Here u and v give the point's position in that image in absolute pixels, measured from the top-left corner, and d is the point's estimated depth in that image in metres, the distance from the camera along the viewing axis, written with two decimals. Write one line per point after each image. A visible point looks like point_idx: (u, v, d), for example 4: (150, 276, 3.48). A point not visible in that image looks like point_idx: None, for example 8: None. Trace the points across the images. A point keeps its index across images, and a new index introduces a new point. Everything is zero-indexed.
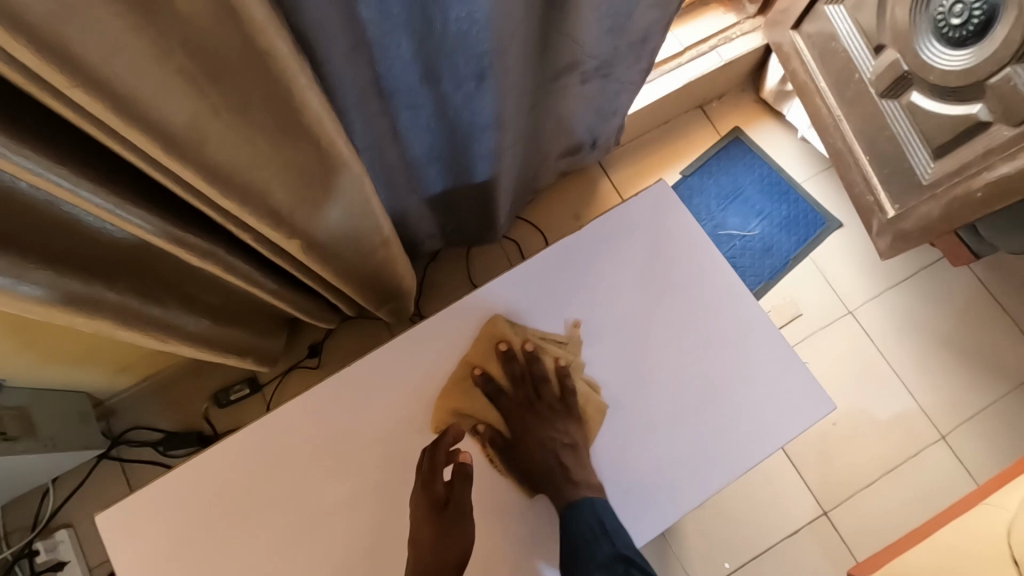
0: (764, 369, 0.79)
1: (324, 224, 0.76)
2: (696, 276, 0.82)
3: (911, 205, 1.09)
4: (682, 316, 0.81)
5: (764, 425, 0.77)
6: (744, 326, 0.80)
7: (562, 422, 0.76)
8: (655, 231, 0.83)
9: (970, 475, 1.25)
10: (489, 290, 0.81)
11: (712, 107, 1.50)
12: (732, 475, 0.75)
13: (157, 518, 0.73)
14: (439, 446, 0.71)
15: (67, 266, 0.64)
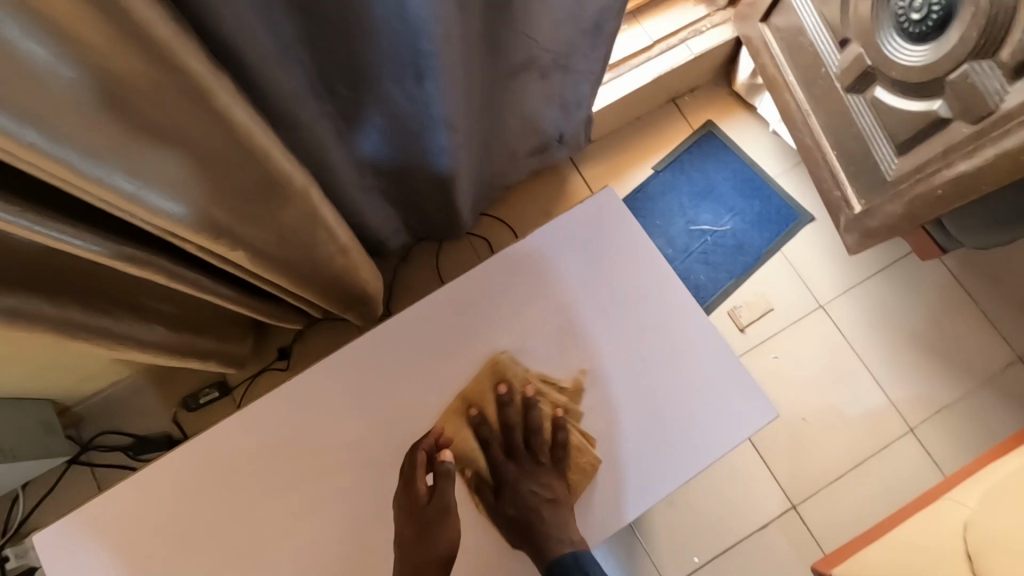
0: (705, 376, 0.82)
1: (271, 235, 0.75)
2: (637, 285, 0.86)
3: (877, 202, 1.09)
4: (623, 325, 0.85)
5: (704, 430, 0.80)
6: (686, 333, 0.84)
7: (550, 478, 0.78)
8: (596, 242, 0.87)
9: (937, 467, 1.26)
10: (436, 301, 0.86)
11: (684, 100, 1.48)
12: (672, 481, 0.79)
13: (125, 521, 0.79)
14: (419, 445, 0.77)
15: (4, 284, 0.63)
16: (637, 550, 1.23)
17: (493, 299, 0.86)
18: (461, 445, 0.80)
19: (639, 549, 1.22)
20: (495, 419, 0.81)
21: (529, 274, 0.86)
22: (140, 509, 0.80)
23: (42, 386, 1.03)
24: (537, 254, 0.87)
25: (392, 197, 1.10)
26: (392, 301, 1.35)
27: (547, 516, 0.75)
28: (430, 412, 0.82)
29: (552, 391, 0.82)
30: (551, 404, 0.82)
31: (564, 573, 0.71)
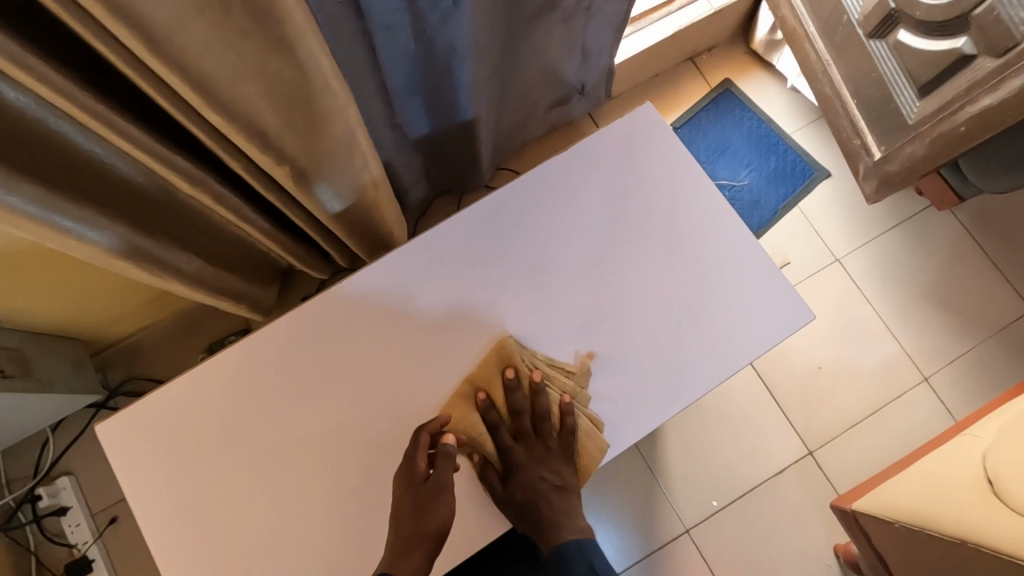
0: (742, 291, 0.79)
1: (313, 155, 0.77)
2: (675, 197, 0.81)
3: (897, 146, 1.10)
4: (659, 239, 0.80)
5: (747, 339, 0.77)
6: (726, 243, 0.80)
7: (557, 463, 0.72)
8: (628, 154, 0.83)
9: (950, 414, 1.28)
10: (460, 216, 0.81)
11: (702, 59, 1.50)
12: (697, 396, 0.76)
13: (147, 436, 0.74)
14: (422, 428, 0.71)
15: (60, 189, 0.65)
16: (656, 494, 1.25)
17: (521, 215, 0.81)
18: (469, 434, 0.72)
19: (657, 491, 1.25)
20: (501, 409, 0.73)
21: (557, 189, 0.82)
22: (168, 427, 0.74)
23: (73, 321, 1.04)
24: (569, 171, 0.82)
25: (419, 142, 1.12)
26: None
27: (553, 502, 0.70)
28: (456, 334, 0.77)
29: (558, 374, 0.75)
30: (558, 389, 0.75)
31: (568, 563, 0.67)
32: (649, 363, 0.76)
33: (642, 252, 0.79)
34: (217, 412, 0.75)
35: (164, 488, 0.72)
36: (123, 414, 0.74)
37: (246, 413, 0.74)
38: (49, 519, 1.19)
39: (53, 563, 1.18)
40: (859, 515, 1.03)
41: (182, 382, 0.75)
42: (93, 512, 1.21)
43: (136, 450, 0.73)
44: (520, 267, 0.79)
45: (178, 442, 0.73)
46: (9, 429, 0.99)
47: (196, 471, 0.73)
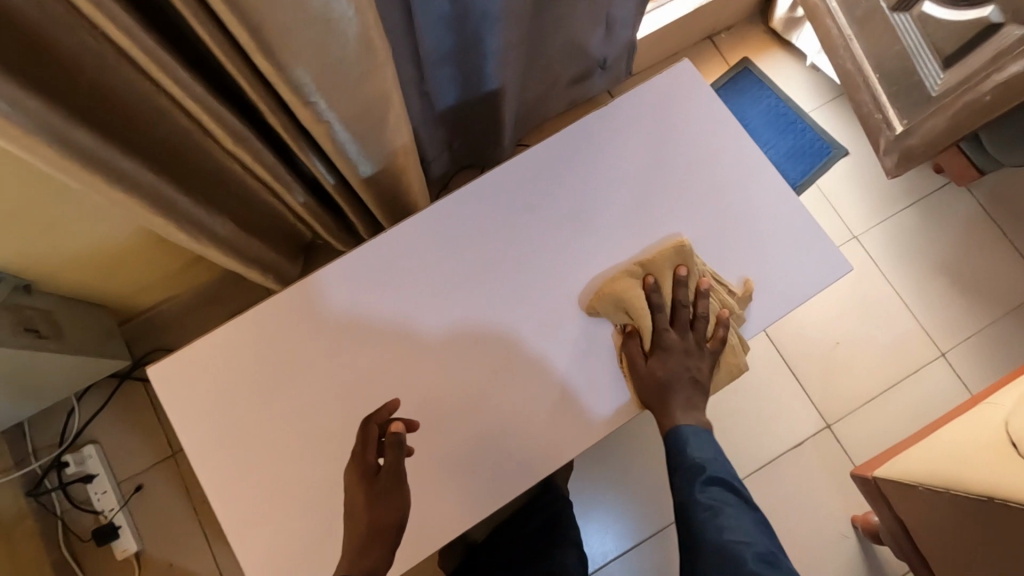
0: (778, 244, 0.79)
1: (353, 114, 0.78)
2: (714, 148, 0.82)
3: (918, 120, 1.11)
4: (695, 194, 0.81)
5: (788, 286, 0.78)
6: (766, 192, 0.81)
7: (698, 358, 0.74)
8: (668, 107, 0.84)
9: (967, 389, 1.29)
10: (501, 170, 0.83)
11: (721, 39, 1.50)
12: (733, 346, 0.76)
13: (196, 383, 0.77)
14: (370, 419, 0.71)
15: (108, 139, 0.66)
16: None
17: (559, 171, 0.82)
18: (632, 304, 0.75)
19: None
20: (665, 294, 0.76)
21: (598, 141, 0.83)
22: (215, 376, 0.77)
23: (102, 288, 1.05)
24: (606, 127, 0.83)
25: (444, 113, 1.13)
26: None
27: (688, 395, 0.73)
28: (494, 287, 0.79)
29: (722, 289, 0.77)
30: (719, 302, 0.76)
31: (685, 449, 0.72)
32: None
33: (682, 201, 0.81)
34: (259, 363, 0.77)
35: (207, 430, 0.76)
36: (171, 360, 0.77)
37: (289, 361, 0.77)
38: (75, 486, 1.20)
39: (79, 529, 1.19)
40: (881, 482, 1.05)
41: (229, 332, 0.78)
42: (118, 481, 1.22)
43: (186, 397, 0.77)
44: (561, 219, 0.81)
45: (224, 391, 0.77)
46: (33, 394, 1.01)
47: (244, 417, 0.76)
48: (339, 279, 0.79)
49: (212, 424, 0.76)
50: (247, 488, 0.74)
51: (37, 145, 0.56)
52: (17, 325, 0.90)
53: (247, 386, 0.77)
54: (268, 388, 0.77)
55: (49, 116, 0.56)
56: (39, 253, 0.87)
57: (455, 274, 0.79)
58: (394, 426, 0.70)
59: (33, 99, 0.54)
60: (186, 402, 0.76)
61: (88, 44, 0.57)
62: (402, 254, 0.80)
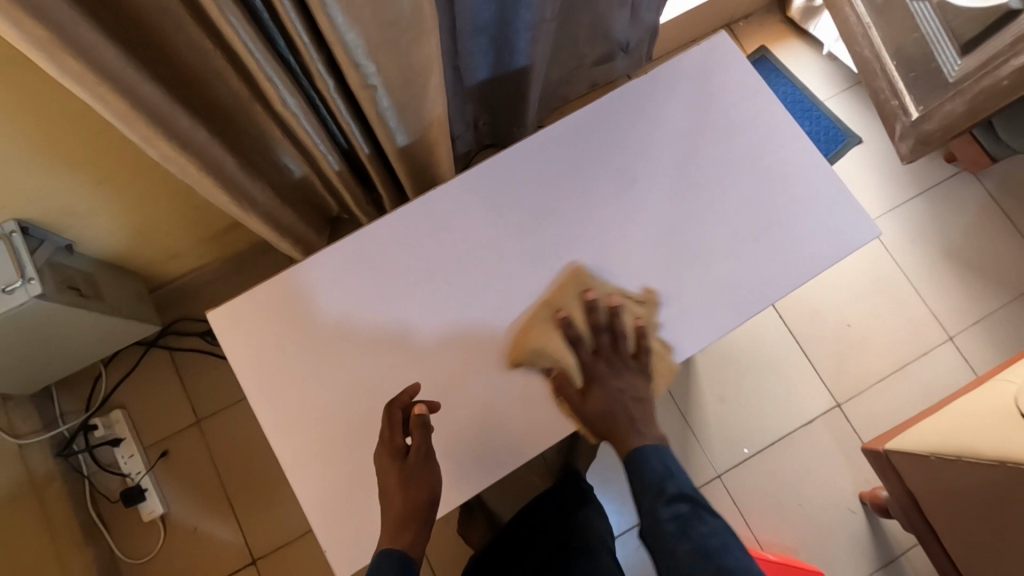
0: (808, 209, 0.82)
1: (398, 78, 0.80)
2: (751, 119, 0.85)
3: (935, 105, 1.14)
4: (729, 161, 0.84)
5: (819, 252, 0.81)
6: (800, 162, 0.84)
7: (635, 375, 0.75)
8: (708, 77, 0.86)
9: (973, 371, 1.33)
10: (542, 136, 0.86)
11: (739, 27, 1.53)
12: (759, 307, 0.80)
13: (246, 330, 0.80)
14: (393, 404, 0.73)
15: (170, 97, 0.68)
16: (688, 438, 1.30)
17: (597, 137, 0.85)
18: (551, 347, 0.77)
19: (690, 440, 1.30)
20: (583, 323, 0.77)
21: (640, 108, 0.86)
22: (263, 325, 0.80)
23: (137, 252, 1.07)
24: (645, 95, 0.86)
25: (473, 87, 1.16)
26: None
27: (639, 413, 0.72)
28: (534, 247, 0.82)
29: (631, 303, 0.79)
30: (632, 315, 0.78)
31: (643, 466, 0.68)
32: (725, 270, 0.81)
33: (719, 168, 0.84)
34: (309, 314, 0.80)
35: (258, 375, 0.79)
36: (225, 306, 0.81)
37: (339, 313, 0.80)
38: (101, 449, 1.22)
39: (107, 492, 1.21)
40: (892, 455, 1.08)
41: (282, 282, 0.81)
42: (144, 446, 1.25)
43: (233, 342, 0.80)
44: (599, 184, 0.84)
45: (274, 339, 0.80)
46: (62, 352, 1.03)
47: (292, 363, 0.79)
48: (386, 237, 0.83)
49: (265, 369, 0.79)
50: (291, 436, 0.77)
51: (107, 92, 0.59)
52: (61, 282, 0.92)
53: (296, 334, 0.80)
54: (317, 337, 0.80)
55: (121, 65, 0.59)
56: (82, 205, 0.90)
57: (498, 233, 0.82)
58: (417, 408, 0.72)
59: (103, 41, 0.56)
60: (239, 349, 0.79)
61: None
62: (446, 214, 0.83)
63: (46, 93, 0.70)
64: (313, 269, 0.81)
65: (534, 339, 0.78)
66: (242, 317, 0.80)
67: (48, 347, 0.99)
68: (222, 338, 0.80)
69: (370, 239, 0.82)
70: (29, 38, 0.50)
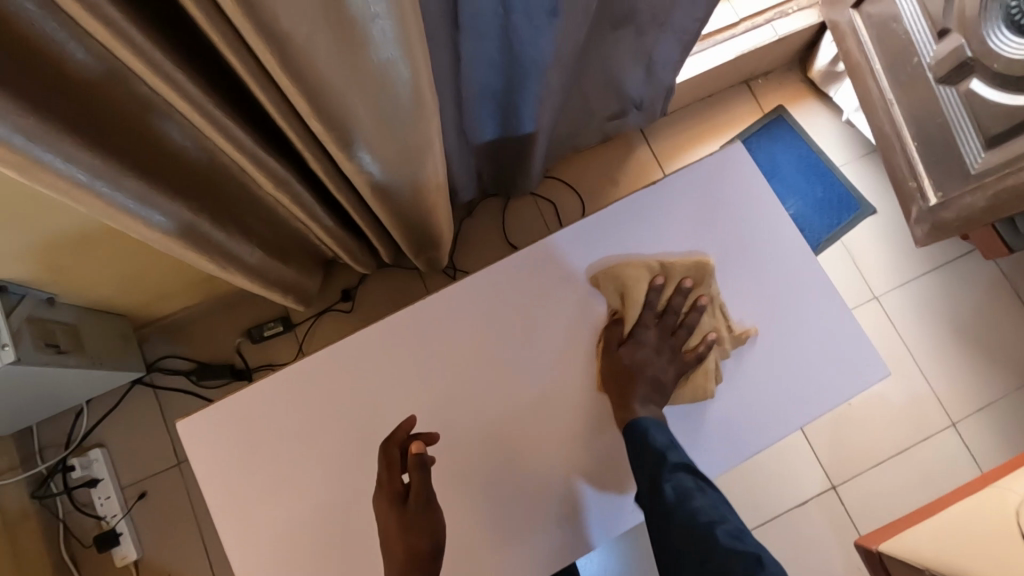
0: (819, 340, 0.80)
1: (397, 163, 0.76)
2: (763, 237, 0.82)
3: (954, 194, 1.11)
4: (741, 280, 0.81)
5: (827, 389, 0.78)
6: (812, 289, 0.81)
7: (666, 361, 0.76)
8: (722, 189, 0.84)
9: (975, 462, 1.29)
10: (549, 242, 0.83)
11: (757, 83, 1.49)
12: (766, 444, 0.77)
13: (222, 441, 0.77)
14: (390, 442, 0.71)
15: (160, 185, 0.65)
16: None
17: (606, 247, 0.83)
18: (629, 291, 0.79)
19: None
20: (664, 297, 0.79)
21: (651, 219, 0.83)
22: (244, 411, 0.77)
23: (125, 298, 1.05)
24: (659, 204, 0.84)
25: (479, 146, 1.12)
26: (456, 257, 1.37)
27: (646, 393, 0.74)
28: (535, 362, 0.79)
29: (723, 323, 0.79)
30: (711, 326, 0.79)
31: (648, 436, 0.71)
32: (727, 402, 0.78)
33: (729, 289, 0.81)
34: (293, 420, 0.77)
35: (235, 486, 0.76)
36: (204, 413, 0.77)
37: (324, 425, 0.77)
38: (78, 489, 1.20)
39: (81, 533, 1.19)
40: (885, 557, 1.05)
41: (268, 388, 0.78)
42: (122, 486, 1.22)
43: (211, 441, 0.77)
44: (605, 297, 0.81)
45: (255, 441, 0.77)
46: (40, 402, 1.00)
47: (272, 475, 0.76)
48: (379, 343, 0.79)
49: (242, 481, 0.76)
50: (267, 546, 0.74)
51: (86, 196, 0.55)
52: (39, 340, 0.88)
53: (276, 444, 0.77)
54: (297, 447, 0.77)
55: (103, 166, 0.56)
56: (64, 265, 0.87)
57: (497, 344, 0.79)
58: (416, 446, 0.69)
59: (85, 149, 0.53)
60: (216, 457, 0.76)
61: (147, 94, 0.55)
62: (444, 321, 0.80)
63: None
64: (299, 377, 0.78)
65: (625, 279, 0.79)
66: (220, 425, 0.77)
67: (23, 401, 0.96)
68: (199, 446, 0.77)
69: (359, 343, 0.79)
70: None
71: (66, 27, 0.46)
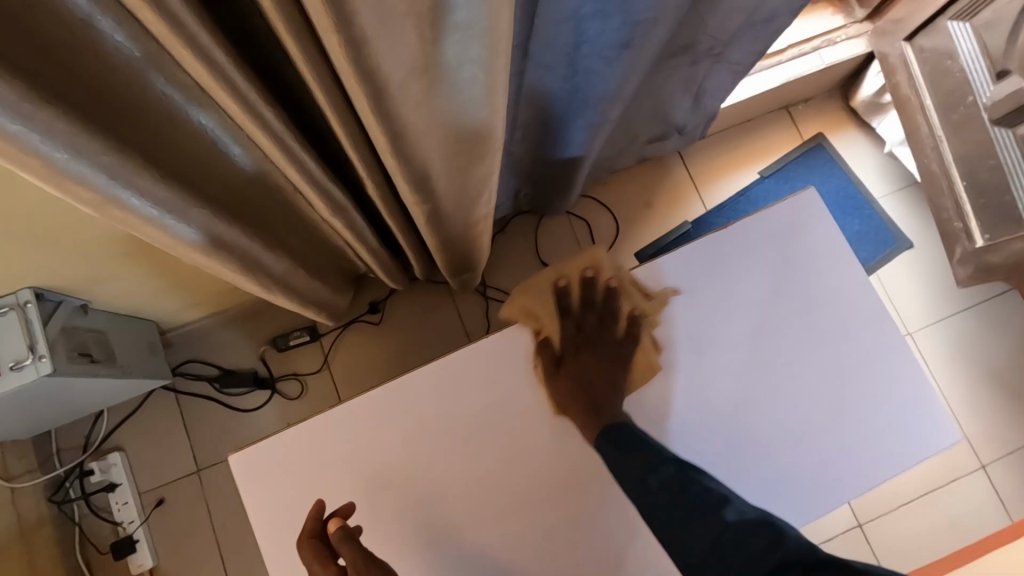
0: (889, 402, 0.80)
1: (455, 193, 0.74)
2: (837, 293, 0.82)
3: (1003, 238, 1.09)
4: (812, 335, 0.81)
5: (896, 452, 0.78)
6: (882, 346, 0.81)
7: (615, 364, 0.80)
8: (793, 236, 0.84)
9: (1003, 507, 1.27)
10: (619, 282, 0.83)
11: (797, 110, 1.46)
12: (830, 504, 0.77)
13: (273, 470, 0.77)
14: (302, 539, 0.69)
15: (220, 212, 0.63)
16: None
17: (679, 292, 0.83)
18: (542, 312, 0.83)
19: None
20: (577, 298, 0.85)
21: (717, 265, 0.83)
22: (295, 438, 0.77)
23: (155, 305, 1.02)
24: (735, 252, 0.84)
25: (523, 164, 1.11)
26: (488, 274, 1.34)
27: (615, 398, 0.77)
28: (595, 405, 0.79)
29: (637, 293, 0.83)
30: (631, 304, 0.83)
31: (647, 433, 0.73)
32: (795, 458, 0.78)
33: (799, 344, 0.81)
34: (343, 453, 0.77)
35: (281, 517, 0.76)
36: (256, 445, 0.77)
37: (377, 457, 0.77)
38: (96, 494, 1.18)
39: (97, 540, 1.17)
40: None
41: (324, 418, 0.78)
42: (139, 492, 1.20)
43: (260, 470, 0.77)
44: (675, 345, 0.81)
45: (303, 470, 0.77)
46: (62, 409, 0.97)
47: (319, 506, 0.76)
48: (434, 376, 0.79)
49: (289, 513, 0.76)
50: None
51: (149, 226, 0.53)
52: (72, 350, 0.86)
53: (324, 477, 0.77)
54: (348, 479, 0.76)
55: (171, 197, 0.54)
56: (101, 275, 0.85)
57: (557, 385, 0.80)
58: (332, 525, 0.69)
59: (156, 180, 0.51)
60: (261, 485, 0.76)
61: (216, 120, 0.54)
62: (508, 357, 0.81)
63: None
64: (354, 409, 0.78)
65: (529, 303, 0.83)
66: (272, 455, 0.77)
67: (43, 409, 0.93)
68: (251, 476, 0.76)
69: (410, 387, 0.79)
70: (73, 196, 0.45)
71: (154, 55, 0.44)
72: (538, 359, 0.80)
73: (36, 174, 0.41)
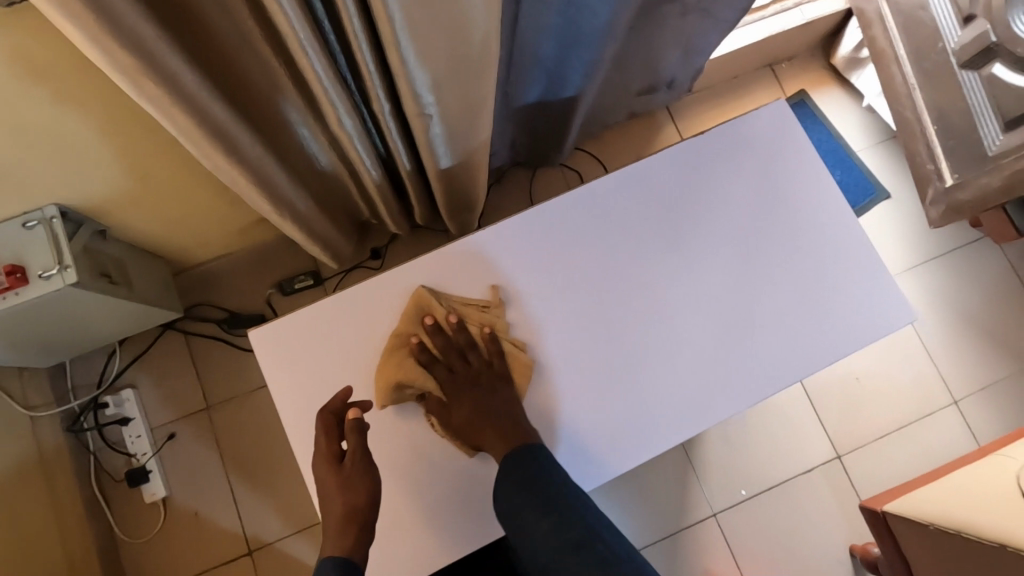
0: (849, 292, 0.86)
1: (455, 114, 0.79)
2: (803, 196, 0.89)
3: (970, 176, 1.16)
4: (779, 232, 0.88)
5: (855, 335, 0.85)
6: (845, 242, 0.88)
7: (503, 382, 0.80)
8: (764, 145, 0.91)
9: (974, 438, 1.34)
10: (603, 185, 0.89)
11: (781, 68, 1.53)
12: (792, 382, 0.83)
13: (283, 364, 0.82)
14: (324, 409, 0.74)
15: (236, 113, 0.68)
16: (688, 482, 1.31)
17: (658, 194, 0.89)
18: (408, 375, 0.79)
19: (690, 475, 1.31)
20: (435, 343, 0.81)
21: (696, 170, 0.90)
22: (305, 337, 0.83)
23: (168, 240, 1.08)
24: (711, 158, 0.90)
25: (518, 109, 1.15)
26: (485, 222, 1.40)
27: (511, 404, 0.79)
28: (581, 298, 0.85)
29: (479, 311, 0.83)
30: (480, 324, 0.83)
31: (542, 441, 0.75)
32: (762, 341, 0.84)
33: (767, 239, 0.88)
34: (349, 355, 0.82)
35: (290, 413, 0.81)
36: (270, 336, 0.82)
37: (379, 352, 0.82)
38: (109, 427, 1.24)
39: (111, 469, 1.23)
40: (888, 516, 1.08)
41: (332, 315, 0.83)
42: (151, 427, 1.25)
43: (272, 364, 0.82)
44: (654, 242, 0.87)
45: (313, 368, 0.82)
46: (76, 330, 1.03)
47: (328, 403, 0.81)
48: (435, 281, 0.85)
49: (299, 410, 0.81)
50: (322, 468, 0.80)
51: (177, 111, 0.58)
52: (94, 269, 0.92)
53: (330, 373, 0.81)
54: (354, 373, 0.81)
55: (198, 86, 0.59)
56: (123, 197, 0.90)
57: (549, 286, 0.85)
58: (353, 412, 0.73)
59: (184, 63, 0.56)
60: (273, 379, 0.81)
61: (236, 16, 0.59)
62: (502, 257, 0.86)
63: (111, 93, 0.70)
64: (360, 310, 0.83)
65: (395, 371, 0.79)
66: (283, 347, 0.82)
67: (62, 326, 0.99)
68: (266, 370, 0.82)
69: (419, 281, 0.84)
70: (116, 63, 0.50)
71: None
72: (427, 405, 0.79)
73: (87, 33, 0.47)
